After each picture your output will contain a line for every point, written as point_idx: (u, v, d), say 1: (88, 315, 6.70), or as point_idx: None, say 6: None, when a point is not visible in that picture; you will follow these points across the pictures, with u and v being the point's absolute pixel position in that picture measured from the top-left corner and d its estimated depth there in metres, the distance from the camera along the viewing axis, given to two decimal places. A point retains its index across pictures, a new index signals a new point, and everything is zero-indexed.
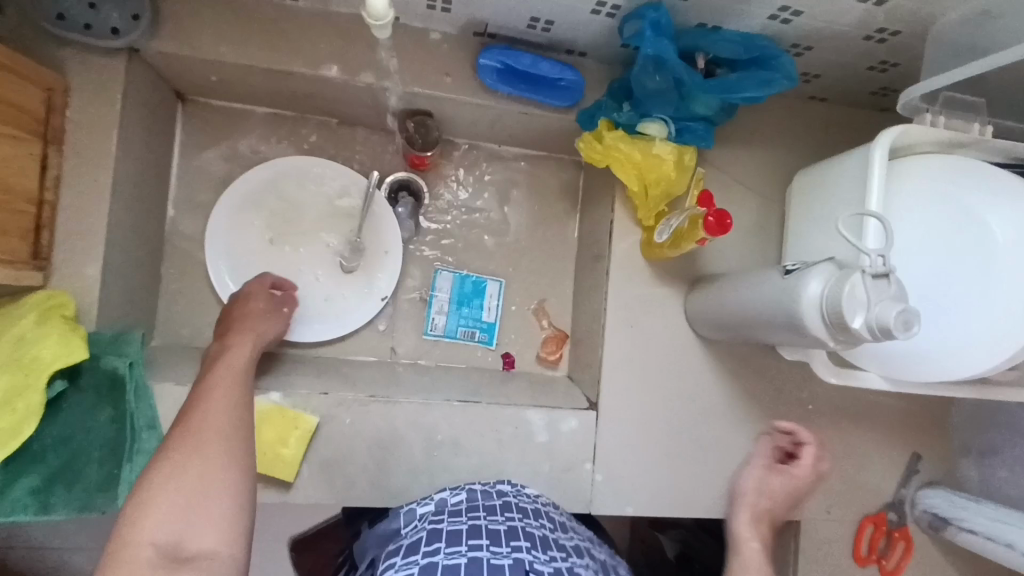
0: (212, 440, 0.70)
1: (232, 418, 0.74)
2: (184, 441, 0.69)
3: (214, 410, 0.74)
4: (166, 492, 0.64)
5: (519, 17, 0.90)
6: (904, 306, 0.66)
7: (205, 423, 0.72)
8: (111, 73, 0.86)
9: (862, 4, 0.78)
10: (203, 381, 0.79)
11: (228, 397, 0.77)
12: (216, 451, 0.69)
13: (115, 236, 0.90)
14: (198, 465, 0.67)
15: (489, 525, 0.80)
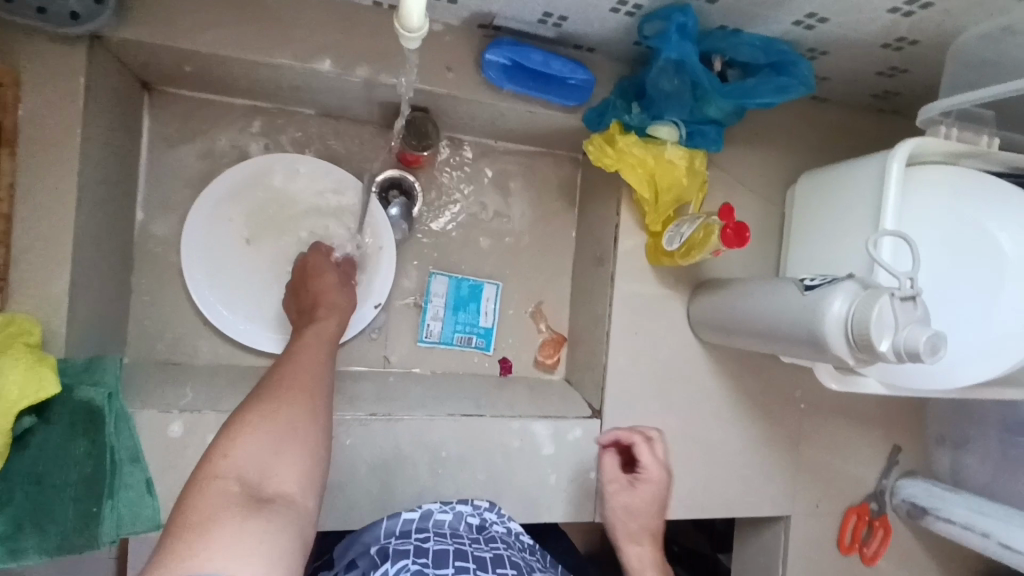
0: (304, 390, 0.66)
1: (323, 374, 0.70)
2: (275, 387, 0.66)
3: (305, 365, 0.71)
4: (254, 426, 0.61)
5: (531, 11, 0.84)
6: (933, 331, 0.67)
7: (296, 371, 0.69)
8: (70, 66, 0.76)
9: (889, 15, 0.76)
10: (292, 344, 0.77)
11: (319, 357, 0.74)
12: (304, 399, 0.65)
13: (81, 248, 0.80)
14: (288, 410, 0.63)
15: (475, 551, 0.77)
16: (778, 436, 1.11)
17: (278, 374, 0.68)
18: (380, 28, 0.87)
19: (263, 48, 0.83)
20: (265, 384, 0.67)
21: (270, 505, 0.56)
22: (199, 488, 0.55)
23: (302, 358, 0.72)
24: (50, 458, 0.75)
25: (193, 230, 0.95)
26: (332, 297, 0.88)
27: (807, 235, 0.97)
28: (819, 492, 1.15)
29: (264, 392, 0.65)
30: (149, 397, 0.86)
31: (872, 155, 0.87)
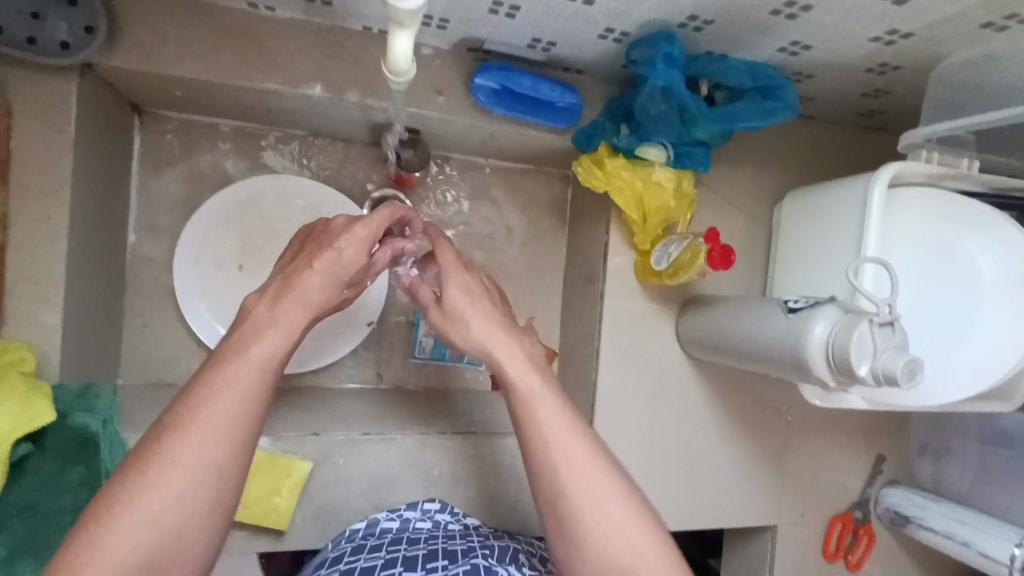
0: (203, 472, 0.58)
1: (233, 437, 0.60)
2: (167, 457, 0.57)
3: (220, 426, 0.60)
4: (127, 525, 0.55)
5: (520, 37, 0.85)
6: (910, 356, 0.68)
7: (196, 439, 0.58)
8: (61, 96, 0.77)
9: (872, 44, 0.78)
10: (222, 358, 0.63)
11: (243, 404, 0.61)
12: (199, 487, 0.58)
13: (74, 276, 0.81)
14: (173, 506, 0.56)
15: (407, 553, 0.78)
16: (764, 448, 1.13)
17: (173, 441, 0.58)
18: (371, 53, 0.87)
19: (253, 74, 0.84)
20: (156, 451, 0.57)
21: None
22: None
23: (217, 408, 0.60)
24: (44, 485, 0.76)
25: (184, 252, 0.96)
26: (296, 295, 0.67)
27: (794, 255, 0.99)
28: (805, 501, 1.16)
29: (150, 474, 0.57)
30: (142, 420, 0.87)
31: (856, 178, 0.88)
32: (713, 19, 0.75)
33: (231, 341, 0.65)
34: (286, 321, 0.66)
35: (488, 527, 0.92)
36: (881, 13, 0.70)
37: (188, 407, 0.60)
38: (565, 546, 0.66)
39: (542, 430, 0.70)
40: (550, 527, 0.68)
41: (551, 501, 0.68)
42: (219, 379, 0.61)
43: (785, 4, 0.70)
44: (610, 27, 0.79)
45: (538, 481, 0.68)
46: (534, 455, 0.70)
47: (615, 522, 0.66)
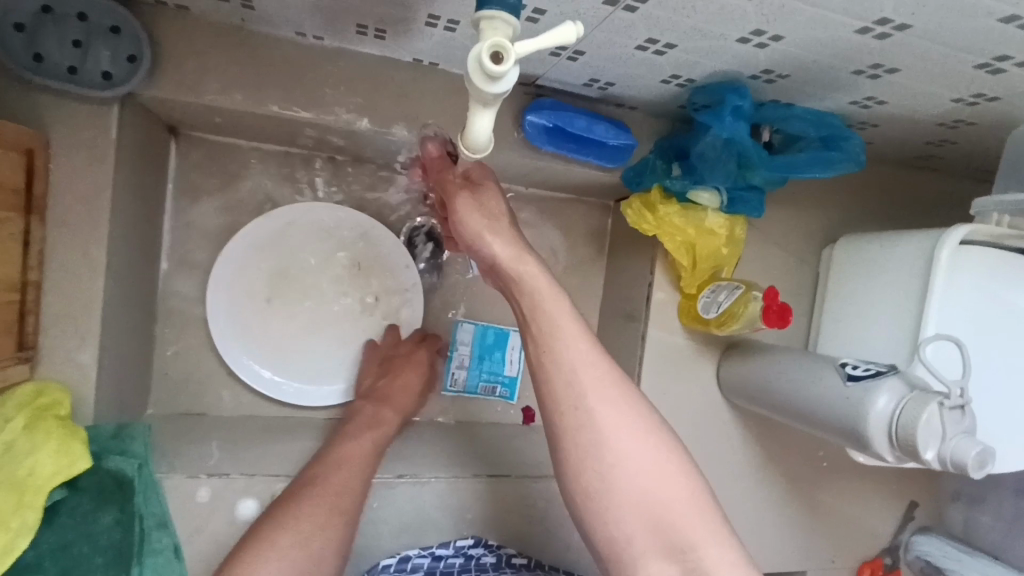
0: (322, 523, 0.75)
1: (349, 498, 0.78)
2: (303, 502, 0.76)
3: (348, 477, 0.80)
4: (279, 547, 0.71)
5: (577, 77, 0.81)
6: (980, 444, 0.67)
7: (323, 492, 0.77)
8: (102, 128, 0.74)
9: (951, 103, 0.74)
10: (347, 439, 0.85)
11: (364, 464, 0.83)
12: (331, 522, 0.75)
13: (110, 312, 0.78)
14: (299, 545, 0.72)
15: None
16: (798, 494, 1.10)
17: (317, 487, 0.78)
18: (420, 87, 0.84)
19: (300, 107, 0.80)
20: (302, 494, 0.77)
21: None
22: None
23: (347, 464, 0.81)
24: (78, 527, 0.73)
25: (217, 283, 0.92)
26: (402, 392, 0.94)
27: (842, 306, 0.95)
28: (836, 546, 1.14)
29: (298, 506, 0.75)
30: (178, 458, 0.85)
31: (918, 236, 0.84)
32: (788, 73, 0.71)
33: (352, 427, 0.87)
34: (384, 430, 0.88)
35: (523, 556, 0.93)
36: (970, 79, 0.66)
37: (326, 464, 0.81)
38: (585, 477, 0.65)
39: (562, 361, 0.68)
40: (569, 459, 0.67)
41: (570, 430, 0.66)
42: (341, 454, 0.83)
43: (869, 66, 0.66)
44: (675, 74, 0.76)
45: (554, 407, 0.67)
46: (551, 384, 0.68)
47: (633, 455, 0.65)
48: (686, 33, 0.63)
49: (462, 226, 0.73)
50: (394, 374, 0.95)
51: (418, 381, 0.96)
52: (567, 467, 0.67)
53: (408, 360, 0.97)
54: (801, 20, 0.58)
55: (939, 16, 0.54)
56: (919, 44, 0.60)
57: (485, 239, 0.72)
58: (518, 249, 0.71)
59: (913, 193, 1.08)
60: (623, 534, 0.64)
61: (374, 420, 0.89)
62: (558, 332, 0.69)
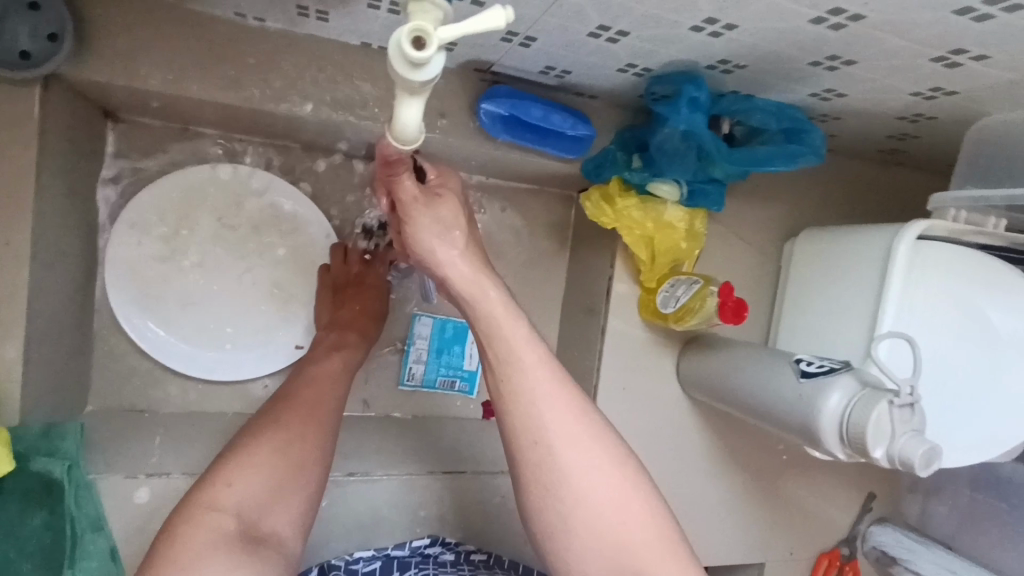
0: (314, 423, 0.73)
1: (333, 405, 0.77)
2: (291, 407, 0.74)
3: (324, 393, 0.77)
4: (261, 457, 0.68)
5: (533, 64, 0.78)
6: (928, 444, 0.66)
7: (309, 398, 0.76)
8: (21, 109, 0.69)
9: (911, 97, 0.73)
10: (320, 361, 0.83)
11: (338, 383, 0.81)
12: (314, 427, 0.73)
13: (37, 307, 0.74)
14: (297, 443, 0.70)
15: None
16: (758, 486, 1.10)
17: (292, 403, 0.75)
18: (369, 71, 0.80)
19: (241, 91, 0.76)
20: (280, 407, 0.74)
21: (262, 546, 0.63)
22: (195, 517, 0.62)
23: (319, 381, 0.79)
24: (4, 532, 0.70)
25: (117, 255, 0.87)
26: (363, 322, 0.92)
27: (805, 302, 0.94)
28: (795, 538, 1.15)
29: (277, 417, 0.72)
30: (115, 458, 0.81)
31: (877, 230, 0.83)
32: (745, 64, 0.69)
33: (322, 352, 0.86)
34: (353, 352, 0.87)
35: (482, 552, 0.91)
36: (930, 73, 0.65)
37: (299, 383, 0.78)
38: (546, 516, 0.63)
39: (522, 398, 0.64)
40: (530, 496, 0.64)
41: (531, 468, 0.64)
42: (319, 369, 0.82)
43: (827, 58, 0.64)
44: (632, 63, 0.73)
45: (515, 444, 0.64)
46: (510, 419, 0.65)
47: (596, 497, 0.63)
48: (639, 19, 0.61)
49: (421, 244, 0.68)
50: (354, 309, 0.92)
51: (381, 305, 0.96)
52: (529, 503, 0.65)
53: (368, 291, 0.95)
54: (756, 8, 0.55)
55: (895, 6, 0.52)
56: (877, 36, 0.58)
57: (442, 262, 0.68)
58: (475, 276, 0.67)
59: (877, 187, 1.06)
60: (585, 573, 0.63)
61: (342, 345, 0.87)
62: (518, 367, 0.65)
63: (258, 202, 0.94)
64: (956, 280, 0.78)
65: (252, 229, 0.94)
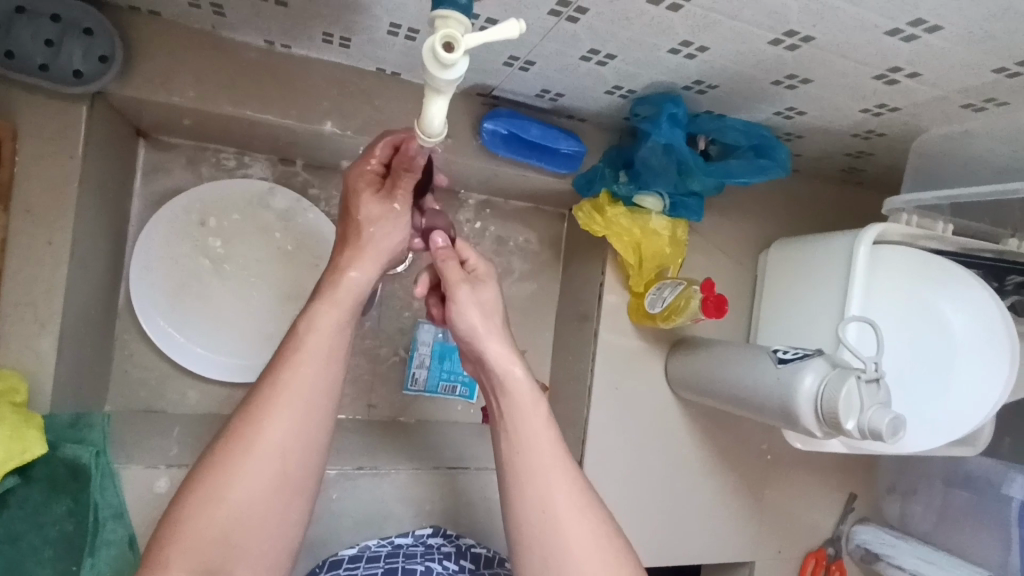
0: (266, 468, 0.64)
1: (294, 431, 0.66)
2: (237, 445, 0.64)
3: (290, 425, 0.66)
4: (201, 531, 0.61)
5: (530, 88, 0.87)
6: (894, 413, 0.73)
7: (258, 435, 0.65)
8: (70, 121, 0.76)
9: (861, 114, 0.83)
10: (284, 348, 0.69)
11: (312, 402, 0.68)
12: (267, 469, 0.64)
13: (72, 304, 0.79)
14: (239, 494, 0.63)
15: (406, 566, 0.83)
16: (745, 486, 1.16)
17: (240, 436, 0.65)
18: (383, 93, 0.89)
19: (266, 109, 0.84)
20: (229, 457, 0.64)
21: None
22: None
23: (283, 408, 0.66)
24: (27, 518, 0.75)
25: (141, 267, 0.93)
26: (347, 291, 0.71)
27: (780, 306, 1.02)
28: (782, 538, 1.19)
29: (228, 464, 0.64)
30: (135, 451, 0.85)
31: (841, 234, 0.92)
32: (717, 84, 0.79)
33: (294, 327, 0.70)
34: (330, 317, 0.70)
35: (483, 547, 0.93)
36: (873, 90, 0.75)
37: (261, 406, 0.66)
38: (532, 494, 0.70)
39: (534, 473, 0.71)
40: (533, 566, 0.68)
41: (539, 539, 0.69)
42: (277, 377, 0.67)
43: (787, 77, 0.75)
44: (618, 85, 0.83)
45: (525, 518, 0.69)
46: (522, 493, 0.70)
47: (591, 551, 0.68)
48: (624, 43, 0.71)
49: (461, 320, 0.73)
50: (353, 246, 0.73)
51: (377, 205, 0.74)
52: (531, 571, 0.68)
53: (377, 192, 0.74)
54: (723, 31, 0.65)
55: (838, 28, 0.62)
56: (825, 56, 0.68)
57: (481, 336, 0.73)
58: (511, 351, 0.74)
59: (839, 204, 1.17)
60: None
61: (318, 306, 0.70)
62: (535, 421, 0.72)
63: (274, 215, 1.01)
64: (917, 283, 0.85)
65: (267, 242, 1.01)
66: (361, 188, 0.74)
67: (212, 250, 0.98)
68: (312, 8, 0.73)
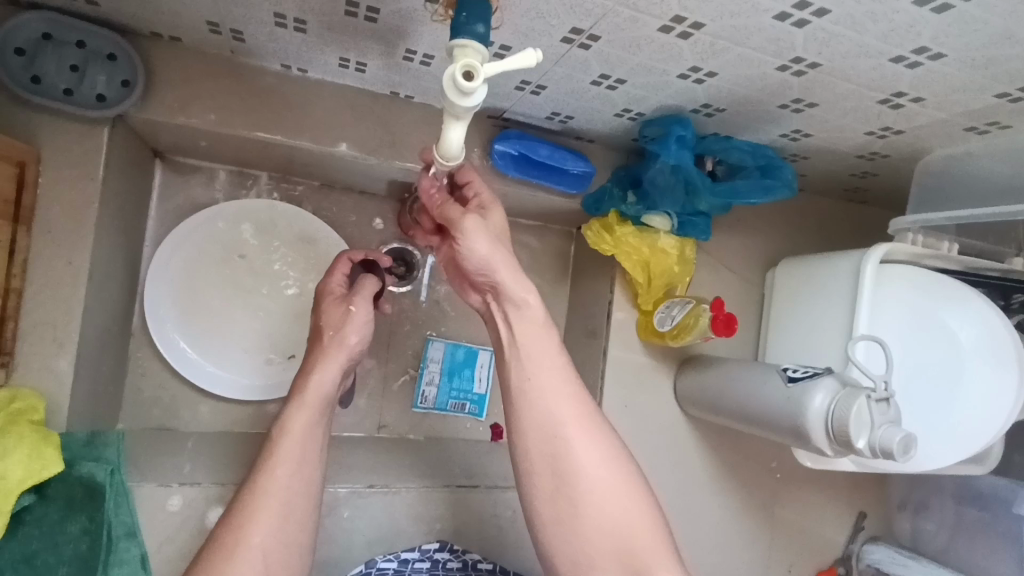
0: (270, 526, 0.69)
1: (295, 492, 0.71)
2: (242, 510, 0.69)
3: (270, 526, 0.69)
4: None
5: (540, 111, 0.89)
6: (905, 431, 0.73)
7: (262, 499, 0.70)
8: (92, 144, 0.78)
9: (866, 136, 0.85)
10: (280, 417, 0.75)
11: (299, 471, 0.72)
12: (271, 522, 0.69)
13: (89, 322, 0.80)
14: (247, 556, 0.66)
15: None
16: (754, 504, 1.15)
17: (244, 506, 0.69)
18: (396, 115, 0.90)
19: (282, 132, 0.86)
20: (233, 524, 0.68)
21: None
22: None
23: (280, 466, 0.72)
24: (44, 538, 0.74)
25: (155, 288, 0.94)
26: (314, 391, 0.76)
27: (788, 321, 1.03)
28: (791, 557, 1.19)
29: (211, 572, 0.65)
30: (148, 468, 0.88)
31: (848, 252, 0.93)
32: (724, 108, 0.81)
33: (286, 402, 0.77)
34: (324, 380, 0.77)
35: (489, 563, 0.93)
36: (876, 113, 0.77)
37: (241, 512, 0.69)
38: (557, 500, 0.70)
39: (540, 418, 0.71)
40: (543, 486, 0.71)
41: (548, 459, 0.70)
42: (274, 446, 0.73)
43: (793, 101, 0.76)
44: (627, 108, 0.85)
45: (533, 445, 0.71)
46: (529, 418, 0.72)
47: (598, 481, 0.70)
48: (635, 68, 0.72)
49: (470, 252, 0.70)
50: (323, 349, 0.79)
51: (338, 310, 0.82)
52: (540, 491, 0.71)
53: (340, 297, 0.84)
54: (731, 57, 0.67)
55: (843, 55, 0.64)
56: (830, 81, 0.70)
57: (492, 264, 0.70)
58: (519, 277, 0.71)
59: (842, 222, 1.19)
60: (588, 555, 0.69)
61: (305, 386, 0.77)
62: (551, 418, 0.71)
63: (286, 235, 1.02)
64: (921, 298, 0.86)
65: (280, 261, 1.02)
66: (326, 297, 0.83)
67: (226, 268, 0.99)
68: (330, 36, 0.75)
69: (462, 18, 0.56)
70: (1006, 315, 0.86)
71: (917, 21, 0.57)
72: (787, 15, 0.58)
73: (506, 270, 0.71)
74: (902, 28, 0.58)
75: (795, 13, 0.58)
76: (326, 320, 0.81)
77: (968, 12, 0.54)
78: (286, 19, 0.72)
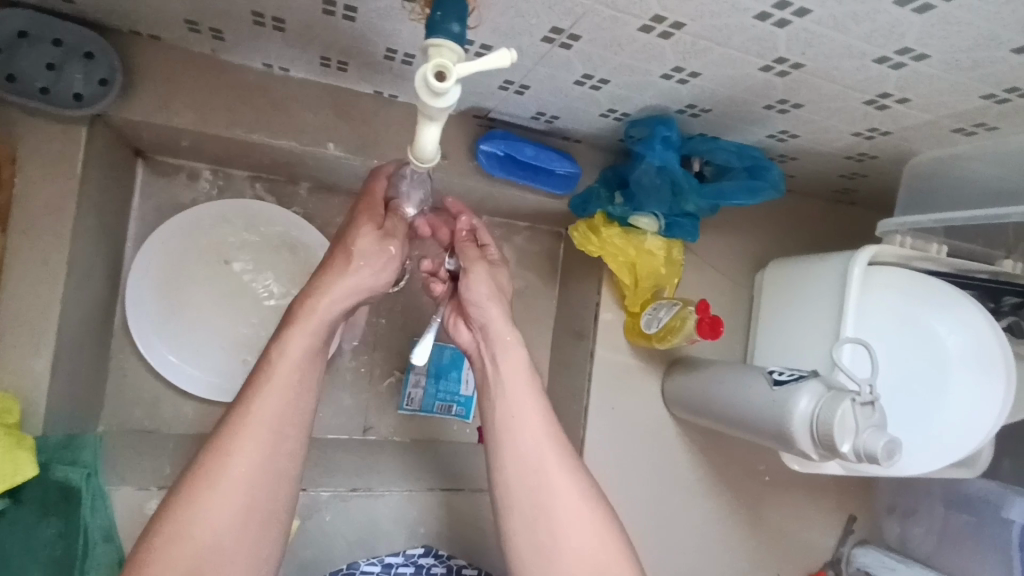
0: (256, 461, 0.67)
1: (286, 422, 0.70)
2: (232, 437, 0.67)
3: (255, 460, 0.67)
4: (198, 525, 0.64)
5: (525, 110, 0.88)
6: (890, 436, 0.72)
7: (253, 428, 0.68)
8: (68, 143, 0.77)
9: (853, 137, 0.84)
10: (280, 335, 0.72)
11: (293, 399, 0.71)
12: (258, 457, 0.68)
13: (66, 323, 0.79)
14: (229, 488, 0.66)
15: None
16: (742, 507, 1.15)
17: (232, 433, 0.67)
18: (379, 114, 0.89)
19: (262, 130, 0.85)
20: (217, 455, 0.67)
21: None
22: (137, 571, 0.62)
23: (274, 393, 0.70)
24: (19, 541, 0.74)
25: (136, 285, 0.93)
26: (320, 315, 0.72)
27: (773, 326, 1.02)
28: (779, 560, 1.18)
29: (193, 498, 0.64)
30: (127, 471, 0.88)
31: (834, 256, 0.92)
32: (709, 108, 0.80)
33: (287, 323, 0.72)
34: (335, 304, 0.72)
35: (472, 568, 0.92)
36: (862, 114, 0.76)
37: (228, 440, 0.67)
38: (535, 528, 0.71)
39: (521, 448, 0.74)
40: (522, 513, 0.72)
41: (526, 489, 0.72)
42: (270, 372, 0.70)
43: (778, 102, 0.76)
44: (611, 108, 0.84)
45: (515, 474, 0.73)
46: (511, 446, 0.74)
47: (575, 508, 0.72)
48: (617, 68, 0.71)
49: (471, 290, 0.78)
50: (329, 270, 0.73)
51: (371, 235, 0.74)
52: (518, 519, 0.72)
53: (373, 216, 0.75)
54: (713, 57, 0.66)
55: (826, 55, 0.63)
56: (814, 82, 0.69)
57: (484, 308, 0.78)
58: (508, 324, 0.78)
59: (831, 224, 1.18)
60: None
61: (312, 303, 0.72)
62: (532, 449, 0.74)
63: (269, 236, 1.01)
64: (907, 305, 0.85)
65: (264, 261, 1.01)
66: (359, 215, 0.75)
67: (208, 268, 0.98)
68: (310, 34, 0.74)
69: (438, 17, 0.55)
70: (993, 320, 0.85)
71: (899, 21, 0.56)
72: (768, 14, 0.57)
73: (495, 312, 0.78)
74: (885, 28, 0.57)
75: (776, 13, 0.57)
76: (354, 245, 0.73)
77: (949, 12, 0.53)
78: (264, 18, 0.71)
